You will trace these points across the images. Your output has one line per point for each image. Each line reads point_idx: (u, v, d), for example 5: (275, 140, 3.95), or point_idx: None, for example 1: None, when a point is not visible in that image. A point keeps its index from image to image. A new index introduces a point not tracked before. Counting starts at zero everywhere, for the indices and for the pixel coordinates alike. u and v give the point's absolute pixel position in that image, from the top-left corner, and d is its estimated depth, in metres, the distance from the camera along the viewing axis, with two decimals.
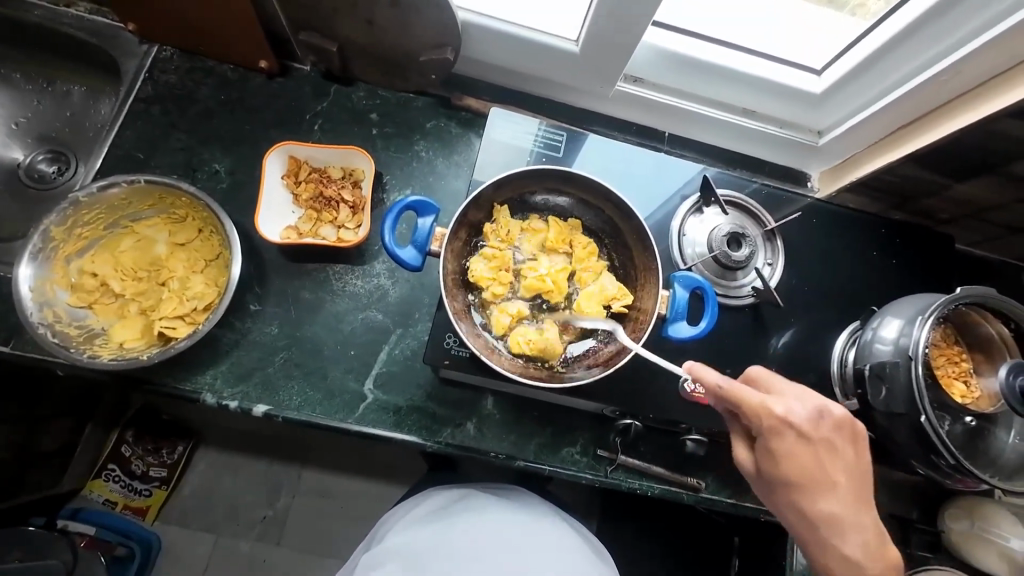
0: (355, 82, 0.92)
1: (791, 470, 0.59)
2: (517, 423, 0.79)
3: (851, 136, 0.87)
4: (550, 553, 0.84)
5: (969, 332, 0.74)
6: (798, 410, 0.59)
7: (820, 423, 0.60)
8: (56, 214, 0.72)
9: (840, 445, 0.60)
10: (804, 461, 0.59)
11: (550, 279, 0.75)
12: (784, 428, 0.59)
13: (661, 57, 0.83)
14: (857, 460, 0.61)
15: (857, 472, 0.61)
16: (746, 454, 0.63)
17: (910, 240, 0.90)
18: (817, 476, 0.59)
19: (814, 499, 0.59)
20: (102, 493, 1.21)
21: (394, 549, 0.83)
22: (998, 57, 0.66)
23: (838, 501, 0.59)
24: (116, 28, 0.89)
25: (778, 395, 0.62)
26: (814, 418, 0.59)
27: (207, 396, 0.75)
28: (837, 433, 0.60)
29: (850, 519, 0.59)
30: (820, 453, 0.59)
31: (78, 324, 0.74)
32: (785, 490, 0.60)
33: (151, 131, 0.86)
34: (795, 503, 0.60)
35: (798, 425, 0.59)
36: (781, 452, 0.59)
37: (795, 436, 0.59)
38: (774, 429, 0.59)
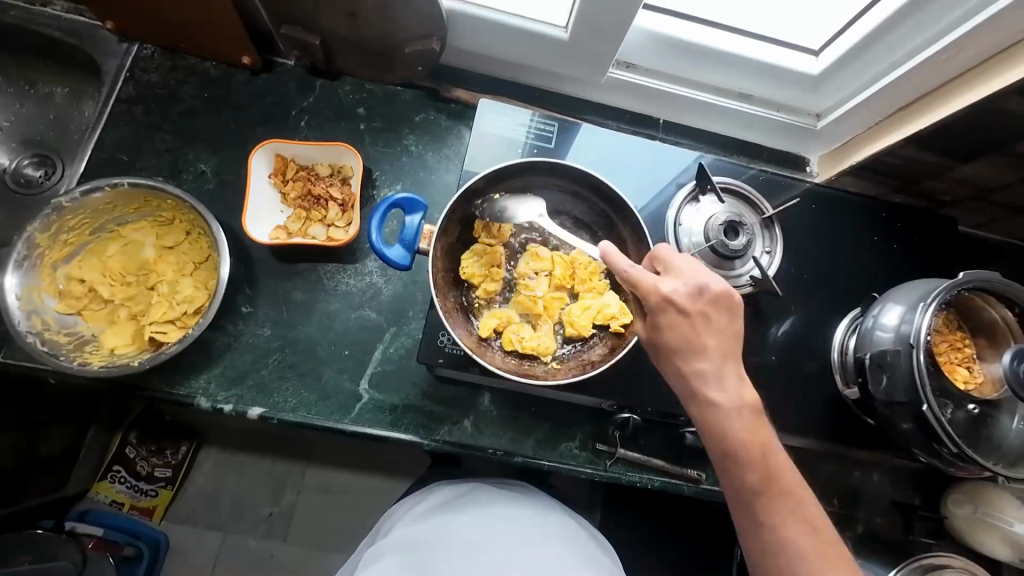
0: (341, 77, 0.90)
1: (666, 334, 0.59)
2: (514, 419, 0.79)
3: (850, 118, 0.85)
4: (554, 546, 0.82)
5: (973, 318, 0.72)
6: (681, 289, 0.59)
7: (698, 295, 0.59)
8: (39, 220, 0.71)
9: (715, 314, 0.59)
10: (676, 324, 0.58)
11: (542, 303, 0.73)
12: (664, 299, 0.59)
13: (653, 41, 0.81)
14: (731, 330, 0.59)
15: (731, 338, 0.59)
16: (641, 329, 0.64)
17: (912, 224, 0.88)
18: (688, 336, 0.58)
19: (684, 359, 0.58)
20: (108, 494, 1.21)
21: (395, 544, 0.82)
22: (1003, 33, 0.64)
23: (707, 360, 0.58)
24: (94, 27, 0.87)
25: (670, 273, 0.61)
26: (691, 291, 0.59)
27: (201, 399, 0.74)
28: (715, 305, 0.59)
29: (714, 379, 0.57)
30: (692, 317, 0.58)
31: (68, 331, 0.74)
32: (666, 353, 0.60)
33: (136, 132, 0.84)
34: (672, 363, 0.59)
35: (678, 302, 0.58)
36: (659, 320, 0.59)
37: (668, 305, 0.58)
38: (656, 303, 0.59)
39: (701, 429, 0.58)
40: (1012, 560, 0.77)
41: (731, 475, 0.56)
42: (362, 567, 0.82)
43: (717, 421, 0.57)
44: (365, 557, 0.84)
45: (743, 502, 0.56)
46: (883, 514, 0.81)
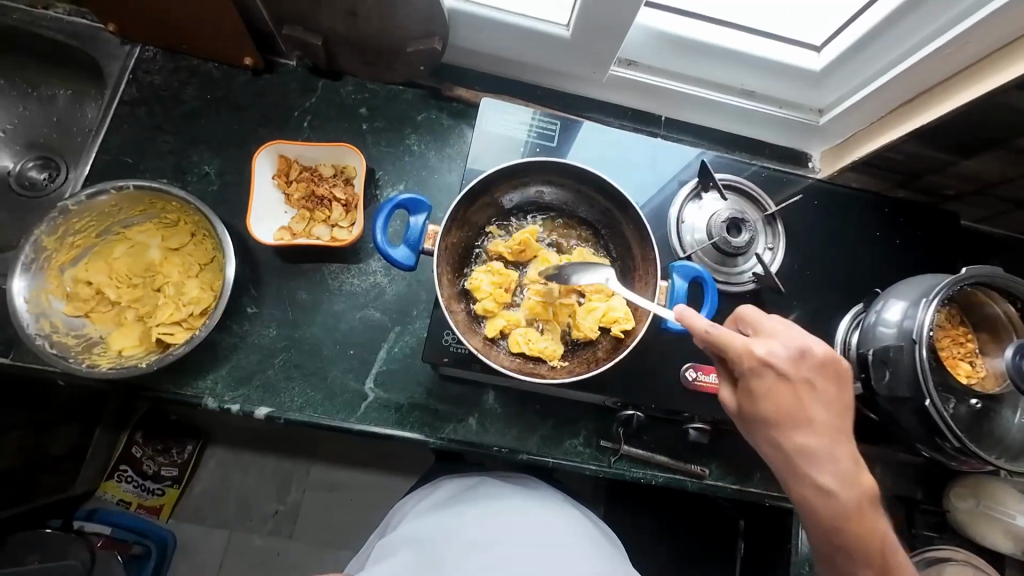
0: (342, 76, 0.90)
1: (770, 409, 0.58)
2: (519, 417, 0.79)
3: (852, 113, 0.84)
4: (561, 534, 0.82)
5: (975, 313, 0.73)
6: (780, 351, 0.58)
7: (800, 362, 0.58)
8: (46, 223, 0.72)
9: (822, 384, 0.59)
10: (783, 399, 0.58)
11: (551, 309, 0.74)
12: (764, 372, 0.58)
13: (655, 38, 0.81)
14: (838, 399, 0.60)
15: (837, 410, 0.59)
16: (729, 395, 0.62)
17: (914, 219, 0.88)
18: (794, 411, 0.58)
19: (791, 435, 0.58)
20: (115, 494, 1.23)
21: (405, 537, 0.81)
22: (1005, 28, 0.64)
23: (815, 435, 0.58)
24: (96, 29, 0.87)
25: (762, 337, 0.60)
26: (795, 360, 0.58)
27: (208, 399, 0.75)
28: (821, 374, 0.59)
29: (824, 454, 0.58)
30: (798, 390, 0.58)
31: (76, 333, 0.74)
32: (763, 425, 0.59)
33: (139, 134, 0.85)
34: (770, 434, 0.59)
35: (779, 366, 0.57)
36: (762, 391, 0.58)
37: (775, 377, 0.58)
38: (753, 371, 0.58)
39: (803, 502, 0.60)
40: (1014, 553, 0.78)
41: (842, 555, 0.59)
42: (372, 563, 0.80)
43: (829, 499, 0.58)
44: (375, 554, 0.83)
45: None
46: (885, 508, 0.82)
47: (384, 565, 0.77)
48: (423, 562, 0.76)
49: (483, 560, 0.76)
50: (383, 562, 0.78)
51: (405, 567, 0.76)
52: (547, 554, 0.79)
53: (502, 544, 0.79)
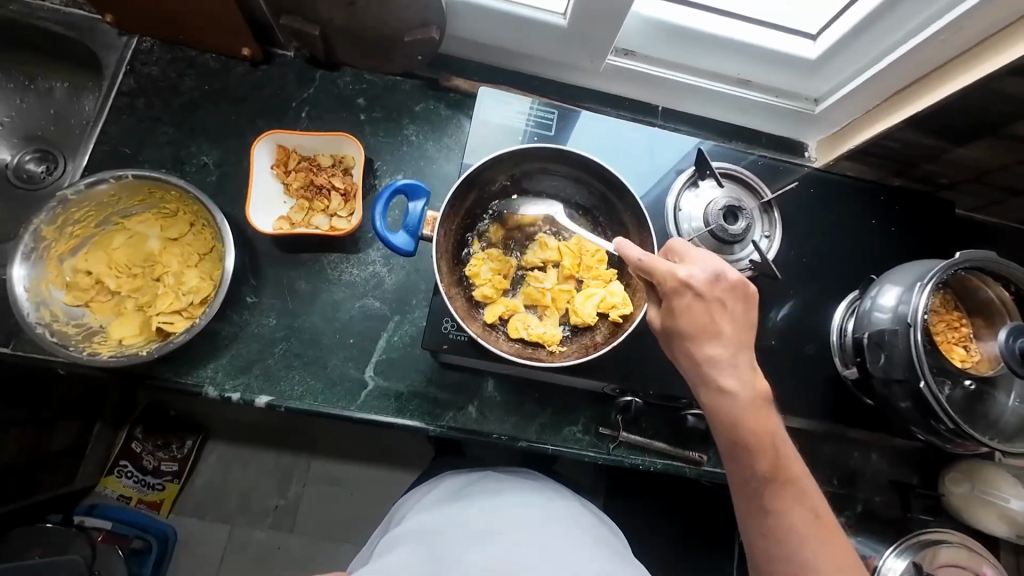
0: (340, 68, 0.90)
1: (682, 319, 0.59)
2: (518, 404, 0.80)
3: (848, 102, 0.85)
4: (562, 523, 0.81)
5: (970, 297, 0.73)
6: (699, 274, 0.59)
7: (716, 282, 0.59)
8: (45, 213, 0.72)
9: (732, 301, 0.60)
10: (696, 312, 0.58)
11: (550, 295, 0.75)
12: (680, 287, 0.59)
13: (652, 27, 0.81)
14: (747, 318, 0.60)
15: (745, 327, 0.60)
16: (653, 315, 0.63)
17: (909, 207, 0.89)
18: (705, 324, 0.58)
19: (701, 346, 0.58)
20: (115, 489, 1.23)
21: (409, 531, 0.80)
22: (1000, 13, 0.64)
23: (723, 348, 0.58)
24: (93, 20, 0.87)
25: (685, 261, 0.61)
26: (710, 278, 0.59)
27: (209, 388, 0.75)
28: (731, 293, 0.60)
29: (730, 365, 0.58)
30: (709, 303, 0.58)
31: (76, 323, 0.74)
32: (678, 338, 0.60)
33: (137, 125, 0.85)
34: (684, 349, 0.60)
35: (696, 285, 0.58)
36: (674, 304, 0.59)
37: (685, 289, 0.59)
38: (671, 286, 0.59)
39: (710, 415, 0.59)
40: (1008, 536, 0.79)
41: (741, 461, 0.57)
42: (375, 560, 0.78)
43: (732, 410, 0.57)
44: (378, 550, 0.80)
45: (751, 493, 0.57)
46: (882, 493, 0.82)
47: (386, 559, 0.74)
48: (425, 556, 0.73)
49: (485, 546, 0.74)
50: (386, 555, 0.76)
51: (407, 560, 0.73)
52: (550, 541, 0.77)
53: (505, 534, 0.76)
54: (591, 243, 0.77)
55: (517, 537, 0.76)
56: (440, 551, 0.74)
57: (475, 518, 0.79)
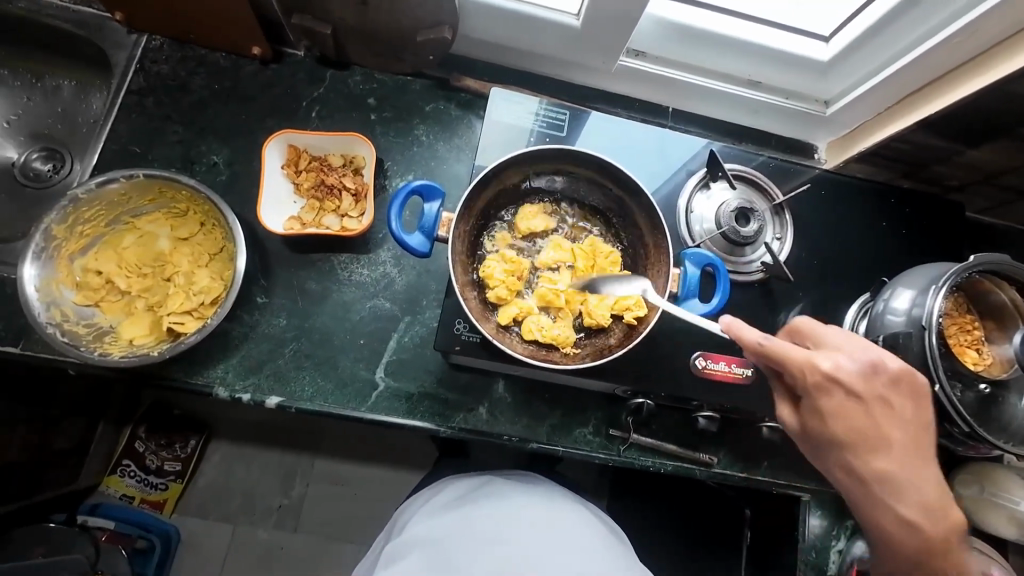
0: (350, 67, 0.90)
1: (838, 428, 0.57)
2: (529, 405, 0.79)
3: (859, 104, 0.85)
4: (571, 531, 0.79)
5: (982, 300, 0.73)
6: (848, 364, 0.57)
7: (872, 379, 0.57)
8: (56, 212, 0.71)
9: (897, 401, 0.57)
10: (857, 420, 0.57)
11: (564, 297, 0.73)
12: (833, 390, 0.56)
13: (665, 28, 0.81)
14: (915, 417, 0.58)
15: (915, 431, 0.58)
16: (789, 412, 0.61)
17: (919, 209, 0.89)
18: (867, 433, 0.57)
19: (868, 460, 0.57)
20: (118, 488, 1.23)
21: (416, 538, 0.79)
22: (1015, 16, 0.64)
23: (892, 457, 0.58)
24: (102, 18, 0.86)
25: (824, 349, 0.59)
26: (867, 377, 0.57)
27: (219, 389, 0.75)
28: (892, 390, 0.58)
29: (905, 478, 0.58)
30: (874, 409, 0.57)
31: (87, 323, 0.74)
32: (834, 448, 0.58)
33: (146, 124, 0.84)
34: (841, 457, 0.58)
35: (847, 383, 0.56)
36: (827, 408, 0.57)
37: (844, 393, 0.56)
38: (818, 387, 0.56)
39: (884, 533, 0.59)
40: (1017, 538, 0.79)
41: None
42: (384, 566, 0.78)
43: (913, 533, 0.58)
44: (384, 557, 0.80)
45: None
46: None
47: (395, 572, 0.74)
48: (430, 566, 0.73)
49: (492, 561, 0.73)
50: (393, 567, 0.76)
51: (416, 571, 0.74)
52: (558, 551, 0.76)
53: (514, 542, 0.76)
54: (604, 245, 0.77)
55: (526, 544, 0.76)
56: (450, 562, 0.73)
57: (484, 527, 0.78)
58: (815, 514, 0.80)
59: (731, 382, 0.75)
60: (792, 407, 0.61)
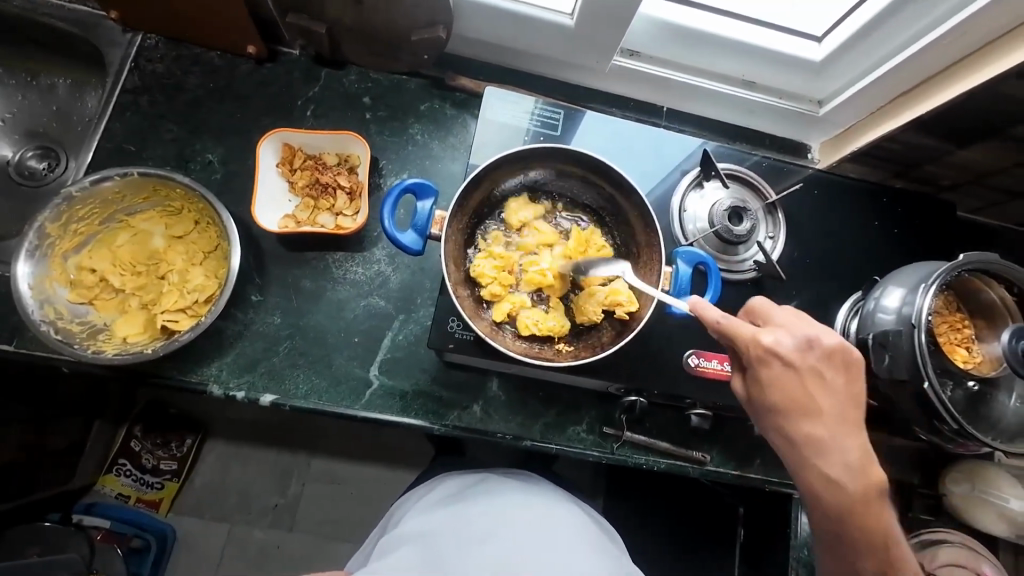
0: (346, 66, 0.90)
1: (776, 395, 0.59)
2: (523, 404, 0.80)
3: (851, 105, 0.85)
4: (563, 529, 0.80)
5: (972, 299, 0.74)
6: (787, 341, 0.59)
7: (807, 352, 0.59)
8: (50, 209, 0.71)
9: (829, 373, 0.59)
10: (789, 387, 0.58)
11: (551, 274, 0.74)
12: (773, 362, 0.58)
13: (658, 29, 0.81)
14: (848, 390, 0.60)
15: (848, 402, 0.60)
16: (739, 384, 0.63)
17: (911, 209, 0.90)
18: (800, 400, 0.58)
19: (799, 425, 0.59)
20: (114, 488, 1.22)
21: (409, 532, 0.79)
22: (1003, 17, 0.65)
23: (823, 424, 0.59)
24: (97, 16, 0.86)
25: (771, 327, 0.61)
26: (802, 350, 0.59)
27: (214, 387, 0.75)
28: (827, 362, 0.59)
29: (835, 445, 0.59)
30: (807, 379, 0.58)
31: (80, 321, 0.74)
32: (769, 415, 0.60)
33: (141, 122, 0.84)
34: (776, 423, 0.60)
35: (785, 355, 0.58)
36: (767, 379, 0.59)
37: (782, 365, 0.58)
38: (757, 357, 0.59)
39: (811, 498, 0.60)
40: (1007, 535, 0.80)
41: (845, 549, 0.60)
42: (375, 558, 0.77)
43: (840, 499, 0.58)
44: (377, 550, 0.79)
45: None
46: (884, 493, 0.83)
47: (388, 561, 0.74)
48: (422, 559, 0.73)
49: (486, 556, 0.73)
50: (386, 556, 0.75)
51: (409, 561, 0.73)
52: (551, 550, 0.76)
53: (509, 538, 0.76)
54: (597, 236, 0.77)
55: (520, 542, 0.76)
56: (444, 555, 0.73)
57: (478, 523, 0.78)
58: (806, 512, 0.80)
59: (724, 380, 0.75)
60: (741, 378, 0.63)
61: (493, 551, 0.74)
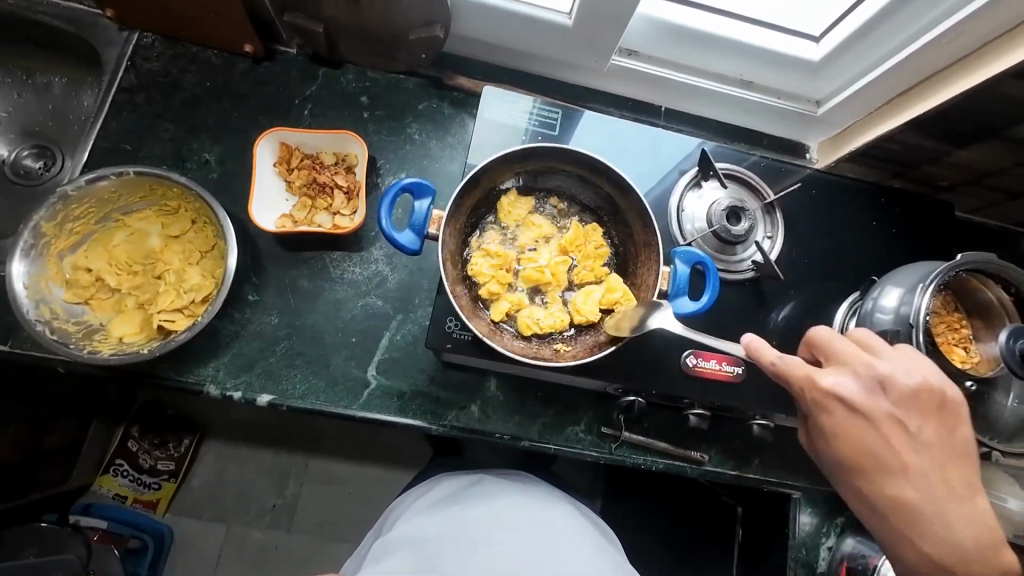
0: (343, 65, 0.90)
1: (847, 450, 0.57)
2: (521, 404, 0.80)
3: (848, 105, 0.85)
4: (559, 531, 0.80)
5: (969, 298, 0.74)
6: (851, 384, 0.57)
7: (881, 399, 0.57)
8: (45, 209, 0.71)
9: (913, 422, 0.56)
10: (864, 440, 0.57)
11: (549, 272, 0.75)
12: (841, 413, 0.57)
13: (656, 28, 0.81)
14: (938, 438, 0.57)
15: (937, 453, 0.57)
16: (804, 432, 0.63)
17: (909, 209, 0.90)
18: (878, 455, 0.57)
19: (880, 484, 0.57)
20: (111, 488, 1.22)
21: (405, 536, 0.78)
22: (999, 18, 0.65)
23: (909, 482, 0.56)
24: (93, 15, 0.86)
25: (832, 367, 0.59)
26: (874, 397, 0.57)
27: (210, 387, 0.75)
28: (907, 409, 0.57)
29: (927, 504, 0.56)
30: (886, 432, 0.56)
31: (76, 320, 0.74)
32: (845, 471, 0.59)
33: (137, 121, 0.84)
34: (855, 480, 0.58)
35: (854, 403, 0.56)
36: (834, 431, 0.57)
37: (850, 415, 0.57)
38: (823, 408, 0.57)
39: (901, 560, 0.58)
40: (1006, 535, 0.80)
41: None
42: (371, 562, 0.77)
43: (937, 564, 0.55)
44: (373, 553, 0.80)
45: None
46: None
47: (382, 565, 0.74)
48: (419, 563, 0.73)
49: (482, 562, 0.72)
50: (381, 561, 0.75)
51: (404, 566, 0.73)
52: (548, 552, 0.76)
53: (505, 541, 0.76)
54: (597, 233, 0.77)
55: (516, 544, 0.76)
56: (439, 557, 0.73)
57: (473, 527, 0.77)
58: (805, 511, 0.81)
59: (720, 381, 0.77)
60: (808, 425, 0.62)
61: (489, 556, 0.73)
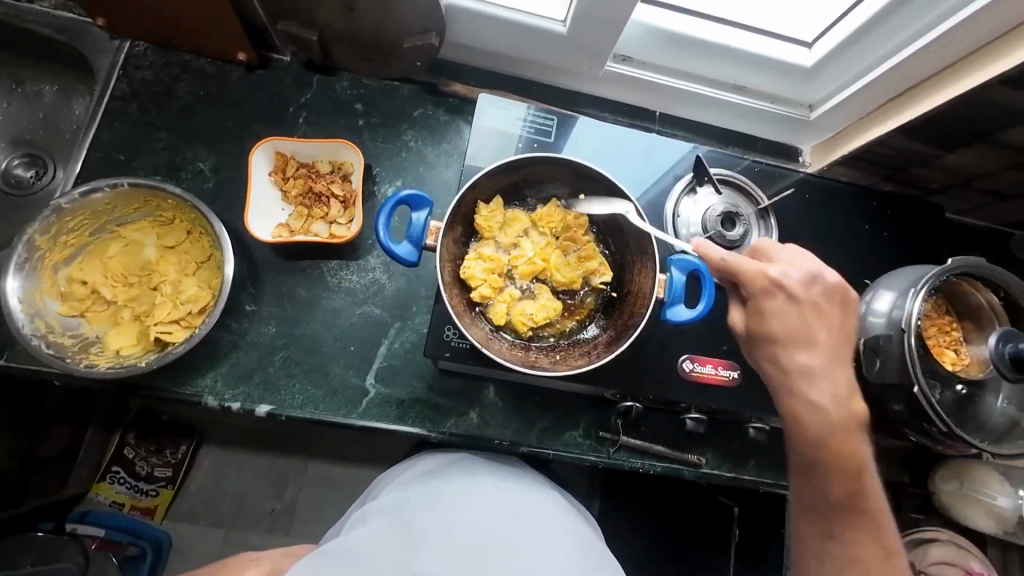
0: (338, 72, 0.89)
1: (776, 324, 0.63)
2: (519, 410, 0.80)
3: (843, 109, 0.86)
4: (550, 518, 0.69)
5: (960, 301, 0.75)
6: (793, 275, 0.64)
7: (811, 286, 0.64)
8: (39, 222, 0.71)
9: (828, 306, 0.64)
10: (790, 317, 0.63)
11: (540, 260, 0.76)
12: (777, 294, 0.63)
13: (652, 34, 0.82)
14: (841, 324, 0.65)
15: (840, 333, 0.64)
16: (737, 316, 0.67)
17: (901, 212, 0.91)
18: (798, 328, 0.63)
19: (793, 351, 0.63)
20: (107, 495, 1.21)
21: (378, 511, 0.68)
22: (986, 27, 0.67)
23: (816, 353, 0.63)
24: (83, 23, 0.85)
25: (775, 263, 0.66)
26: (806, 284, 0.63)
27: (209, 397, 0.75)
28: (828, 298, 0.64)
29: (824, 371, 0.63)
30: (805, 309, 0.63)
31: (72, 333, 0.74)
32: (766, 341, 0.64)
33: (131, 131, 0.84)
34: (774, 351, 0.64)
35: (788, 286, 0.63)
36: (768, 307, 0.63)
37: (787, 295, 0.63)
38: (761, 287, 0.63)
39: (791, 418, 0.64)
40: (996, 532, 0.81)
41: (818, 482, 0.63)
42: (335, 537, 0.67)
43: (817, 420, 0.62)
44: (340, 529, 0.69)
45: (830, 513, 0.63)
46: None
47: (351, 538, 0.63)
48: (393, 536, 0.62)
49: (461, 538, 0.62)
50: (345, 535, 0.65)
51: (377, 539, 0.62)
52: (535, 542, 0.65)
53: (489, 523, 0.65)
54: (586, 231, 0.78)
55: (500, 528, 0.65)
56: (409, 534, 0.62)
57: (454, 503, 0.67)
58: None
59: (717, 386, 0.78)
60: (742, 309, 0.67)
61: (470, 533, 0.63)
